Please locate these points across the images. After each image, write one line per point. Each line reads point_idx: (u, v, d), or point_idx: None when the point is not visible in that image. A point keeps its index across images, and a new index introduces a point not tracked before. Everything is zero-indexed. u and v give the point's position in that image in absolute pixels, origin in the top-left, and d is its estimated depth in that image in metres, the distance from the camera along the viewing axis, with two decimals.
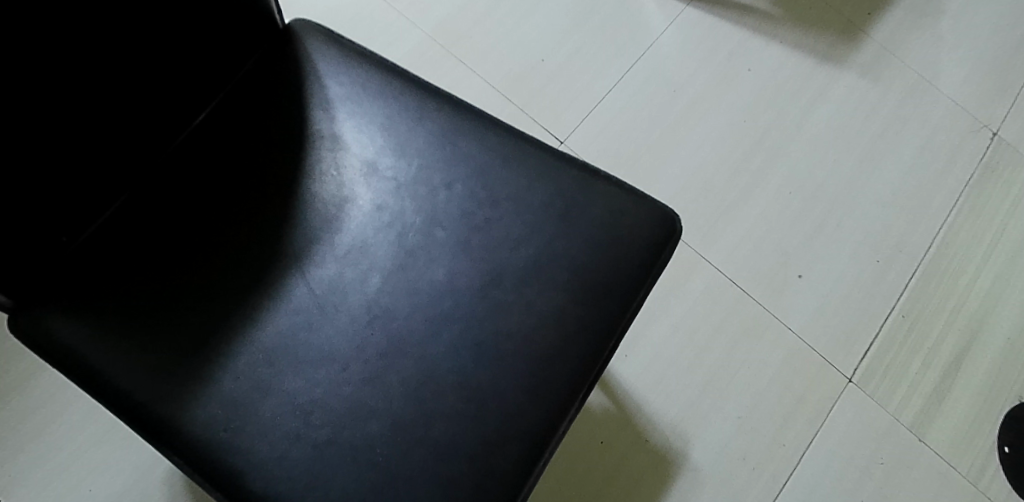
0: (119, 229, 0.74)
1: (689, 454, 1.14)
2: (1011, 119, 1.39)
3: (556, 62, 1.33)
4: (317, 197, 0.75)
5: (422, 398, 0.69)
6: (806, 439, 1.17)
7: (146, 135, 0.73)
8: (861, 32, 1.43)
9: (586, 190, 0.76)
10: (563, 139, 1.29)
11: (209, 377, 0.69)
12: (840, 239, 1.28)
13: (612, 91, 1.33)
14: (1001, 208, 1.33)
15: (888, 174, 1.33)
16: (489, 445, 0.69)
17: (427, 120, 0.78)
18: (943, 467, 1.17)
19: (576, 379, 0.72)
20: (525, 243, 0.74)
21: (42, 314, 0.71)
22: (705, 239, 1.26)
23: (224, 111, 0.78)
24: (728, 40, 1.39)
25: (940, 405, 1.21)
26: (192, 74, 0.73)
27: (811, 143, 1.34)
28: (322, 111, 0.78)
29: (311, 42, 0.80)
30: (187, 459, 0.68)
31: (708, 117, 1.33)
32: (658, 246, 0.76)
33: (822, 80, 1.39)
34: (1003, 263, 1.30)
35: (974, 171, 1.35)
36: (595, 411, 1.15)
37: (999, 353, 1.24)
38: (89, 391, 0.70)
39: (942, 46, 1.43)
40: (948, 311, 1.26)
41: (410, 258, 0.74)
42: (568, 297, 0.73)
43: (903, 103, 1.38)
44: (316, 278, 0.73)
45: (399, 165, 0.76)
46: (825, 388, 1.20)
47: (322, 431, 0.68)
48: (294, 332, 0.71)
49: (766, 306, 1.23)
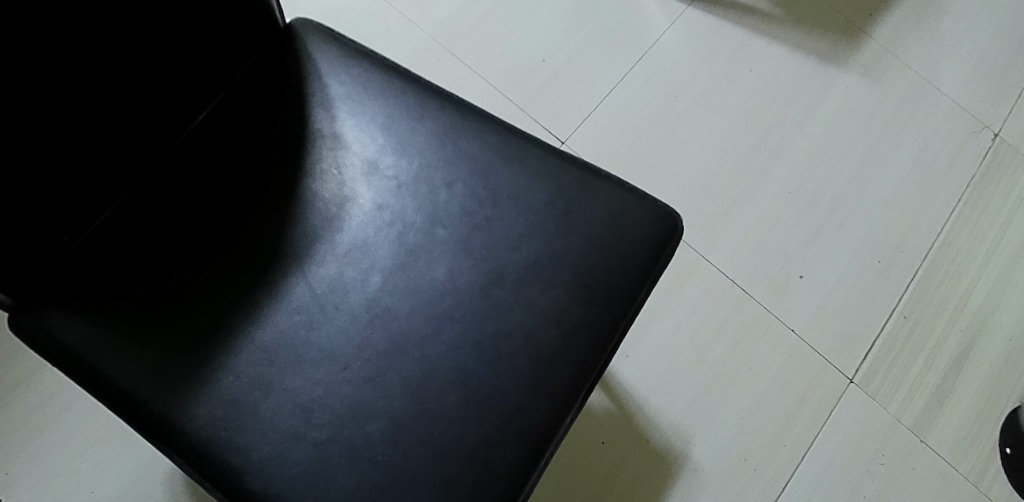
0: (119, 228, 0.74)
1: (690, 455, 1.14)
2: (1012, 120, 1.39)
3: (557, 63, 1.33)
4: (318, 197, 0.75)
5: (422, 397, 0.69)
6: (807, 440, 1.17)
7: (146, 135, 0.73)
8: (863, 33, 1.42)
9: (586, 189, 0.76)
10: (564, 140, 1.29)
11: (209, 375, 0.69)
12: (841, 240, 1.28)
13: (614, 92, 1.33)
14: (1003, 209, 1.33)
15: (889, 174, 1.33)
16: (489, 444, 0.69)
17: (428, 119, 0.78)
18: (944, 468, 1.17)
19: (577, 379, 0.72)
20: (525, 242, 0.74)
21: (42, 313, 0.71)
22: (706, 240, 1.26)
23: (225, 110, 0.78)
24: (729, 40, 1.39)
25: (942, 406, 1.20)
26: (192, 74, 0.73)
27: (812, 143, 1.34)
28: (323, 110, 0.78)
29: (312, 42, 0.80)
30: (187, 458, 0.68)
31: (709, 117, 1.33)
32: (659, 245, 0.76)
33: (823, 81, 1.38)
34: (1005, 264, 1.30)
35: (975, 172, 1.35)
36: (595, 412, 1.15)
37: (1001, 354, 1.24)
38: (88, 390, 0.70)
39: (943, 47, 1.43)
40: (950, 312, 1.26)
41: (410, 258, 0.74)
42: (568, 296, 0.73)
43: (905, 104, 1.38)
44: (317, 277, 0.73)
45: (399, 164, 0.77)
46: (826, 389, 1.20)
47: (323, 430, 0.68)
48: (294, 331, 0.71)
49: (767, 306, 1.23)
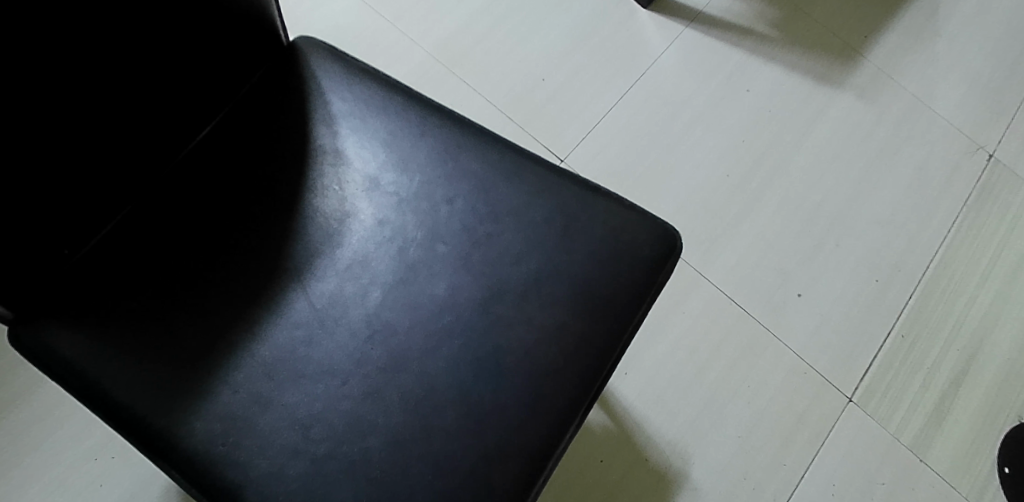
0: (119, 244, 0.74)
1: (689, 473, 1.14)
2: (1007, 141, 1.40)
3: (557, 81, 1.35)
4: (318, 212, 0.76)
5: (421, 412, 0.69)
6: (806, 459, 1.17)
7: (148, 149, 0.73)
8: (858, 55, 1.44)
9: (588, 207, 0.77)
10: (564, 158, 1.30)
11: (209, 390, 0.69)
12: (838, 259, 1.29)
13: (612, 111, 1.34)
14: (998, 229, 1.34)
15: (885, 194, 1.34)
16: (488, 460, 0.69)
17: (429, 134, 0.79)
18: (943, 487, 1.17)
19: (577, 395, 0.72)
20: (526, 258, 0.75)
21: (43, 327, 0.71)
22: (705, 258, 1.26)
23: (228, 126, 0.79)
24: (727, 61, 1.40)
25: (940, 425, 1.20)
26: (196, 91, 0.74)
27: (809, 164, 1.35)
28: (324, 126, 0.79)
29: (315, 60, 0.81)
30: (184, 473, 0.68)
31: (706, 136, 1.34)
32: (659, 263, 0.76)
33: (819, 102, 1.40)
34: (1002, 283, 1.30)
35: (971, 192, 1.36)
36: (595, 429, 1.15)
37: (999, 373, 1.24)
38: (86, 403, 0.70)
39: (938, 69, 1.44)
40: (948, 331, 1.26)
41: (411, 273, 0.74)
42: (569, 312, 0.73)
43: (900, 125, 1.39)
44: (317, 292, 0.73)
45: (400, 180, 0.77)
46: (825, 407, 1.20)
47: (321, 446, 0.68)
48: (294, 347, 0.71)
49: (765, 324, 1.23)
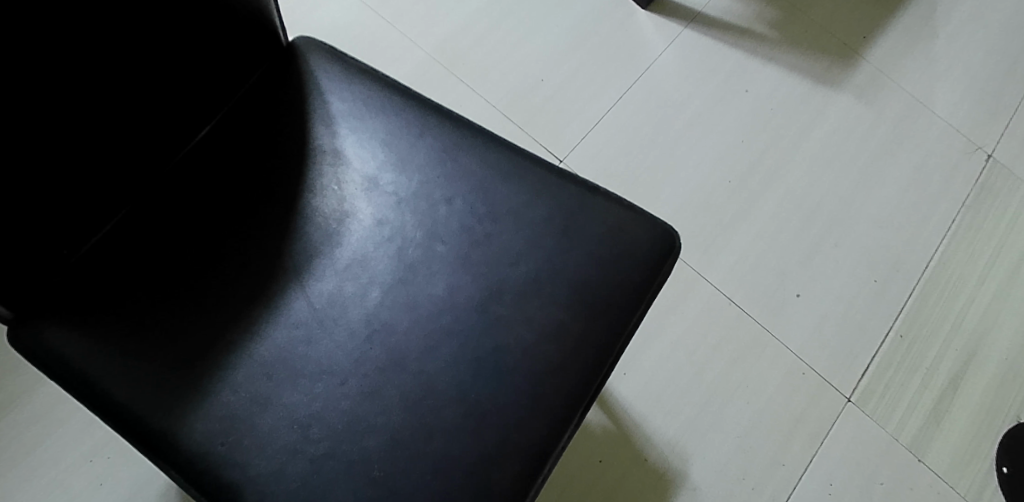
0: (119, 244, 0.74)
1: (688, 473, 1.14)
2: (1005, 141, 1.40)
3: (556, 82, 1.35)
4: (317, 212, 0.76)
5: (420, 412, 0.70)
6: (805, 459, 1.17)
7: (148, 149, 0.73)
8: (857, 55, 1.44)
9: (586, 206, 0.77)
10: (563, 158, 1.30)
11: (209, 389, 0.69)
12: (837, 259, 1.29)
13: (611, 111, 1.34)
14: (997, 229, 1.34)
15: (883, 194, 1.34)
16: (487, 459, 0.69)
17: (428, 134, 0.79)
18: (942, 486, 1.17)
19: (575, 395, 0.72)
20: (525, 258, 0.75)
21: (43, 326, 0.71)
22: (704, 258, 1.27)
23: (228, 126, 0.79)
24: (726, 61, 1.41)
25: (939, 425, 1.21)
26: (195, 91, 0.74)
27: (808, 164, 1.35)
28: (323, 126, 0.79)
29: (314, 60, 0.81)
30: (183, 473, 0.68)
31: (705, 137, 1.34)
32: (658, 262, 0.76)
33: (818, 102, 1.40)
34: (1000, 283, 1.30)
35: (969, 192, 1.36)
36: (594, 429, 1.15)
37: (998, 373, 1.24)
38: (85, 403, 0.70)
39: (937, 69, 1.44)
40: (947, 331, 1.26)
41: (410, 273, 0.74)
42: (568, 311, 0.73)
43: (899, 125, 1.39)
44: (316, 292, 0.73)
45: (399, 180, 0.77)
46: (824, 407, 1.20)
47: (320, 445, 0.68)
48: (294, 346, 0.71)
49: (764, 324, 1.24)
